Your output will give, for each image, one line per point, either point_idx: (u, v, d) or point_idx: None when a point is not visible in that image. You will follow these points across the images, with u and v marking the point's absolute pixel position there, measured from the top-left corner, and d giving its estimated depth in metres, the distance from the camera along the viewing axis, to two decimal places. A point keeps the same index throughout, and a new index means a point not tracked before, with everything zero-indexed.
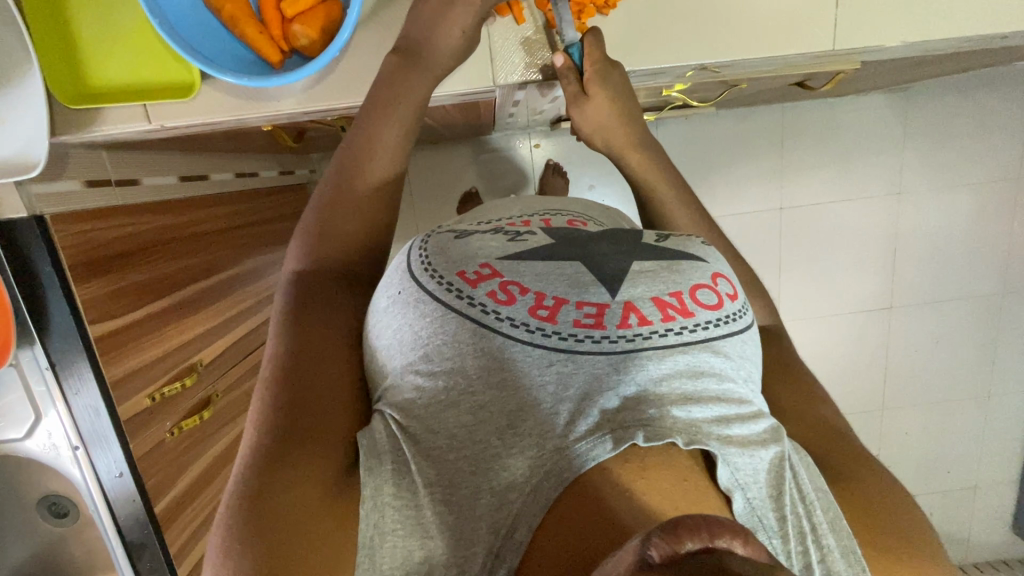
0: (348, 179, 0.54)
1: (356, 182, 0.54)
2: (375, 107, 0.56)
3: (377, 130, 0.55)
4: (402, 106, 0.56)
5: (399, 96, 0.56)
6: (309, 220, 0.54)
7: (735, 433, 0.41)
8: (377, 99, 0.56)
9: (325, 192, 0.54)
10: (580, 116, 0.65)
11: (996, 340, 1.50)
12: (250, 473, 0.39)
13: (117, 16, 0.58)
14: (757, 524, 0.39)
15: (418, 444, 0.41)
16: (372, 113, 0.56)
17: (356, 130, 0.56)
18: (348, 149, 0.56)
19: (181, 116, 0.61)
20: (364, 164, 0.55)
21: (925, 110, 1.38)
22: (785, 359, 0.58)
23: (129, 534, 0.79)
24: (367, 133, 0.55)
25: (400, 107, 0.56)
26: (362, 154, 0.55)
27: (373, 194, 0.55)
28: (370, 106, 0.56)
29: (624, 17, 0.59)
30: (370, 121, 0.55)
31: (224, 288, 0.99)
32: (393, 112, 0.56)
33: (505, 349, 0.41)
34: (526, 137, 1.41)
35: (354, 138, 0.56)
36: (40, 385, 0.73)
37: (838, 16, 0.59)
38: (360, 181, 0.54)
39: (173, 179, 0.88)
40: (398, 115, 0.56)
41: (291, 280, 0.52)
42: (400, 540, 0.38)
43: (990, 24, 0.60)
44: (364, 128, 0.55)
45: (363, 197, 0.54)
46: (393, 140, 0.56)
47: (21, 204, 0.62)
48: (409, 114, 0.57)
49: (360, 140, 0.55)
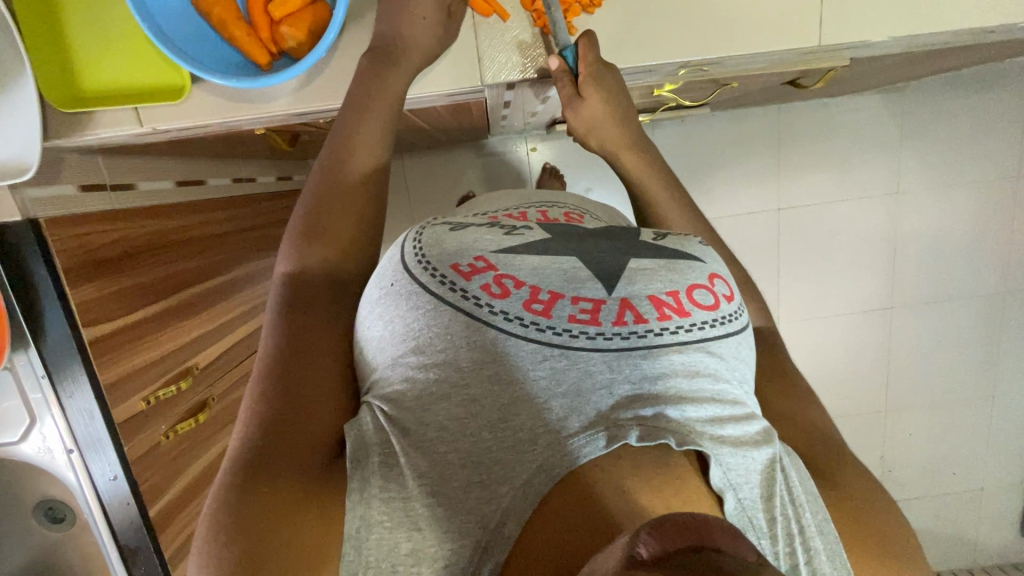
0: (333, 184, 0.55)
1: (343, 187, 0.55)
2: (346, 113, 0.57)
3: (354, 141, 0.57)
4: (376, 114, 0.58)
5: (380, 111, 0.58)
6: (295, 221, 0.55)
7: (727, 433, 0.41)
8: (350, 108, 0.57)
9: (309, 197, 0.56)
10: (576, 117, 0.65)
11: (999, 342, 1.49)
12: (238, 465, 0.39)
13: (110, 21, 0.59)
14: (747, 524, 0.39)
15: (408, 436, 0.40)
16: (359, 112, 0.57)
17: (330, 140, 0.58)
18: (324, 161, 0.57)
19: (170, 118, 0.61)
20: (346, 174, 0.56)
21: (922, 109, 1.38)
22: (777, 357, 0.58)
23: (123, 536, 0.79)
24: (350, 146, 0.57)
25: (377, 115, 0.58)
26: (344, 169, 0.56)
27: (358, 198, 0.56)
28: (348, 116, 0.57)
29: (611, 17, 0.60)
30: (346, 129, 0.57)
31: (220, 293, 0.99)
32: (368, 121, 0.57)
33: (499, 342, 0.41)
34: (523, 142, 1.42)
35: (332, 149, 0.57)
36: (37, 393, 0.73)
37: (823, 14, 0.60)
38: (346, 187, 0.56)
39: (169, 184, 0.89)
40: (377, 123, 0.58)
41: (283, 280, 0.52)
42: (388, 532, 0.37)
43: (977, 18, 0.60)
44: (339, 139, 0.57)
45: (347, 200, 0.55)
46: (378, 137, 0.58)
47: (16, 207, 0.62)
48: (385, 121, 0.59)
49: (337, 150, 0.57)
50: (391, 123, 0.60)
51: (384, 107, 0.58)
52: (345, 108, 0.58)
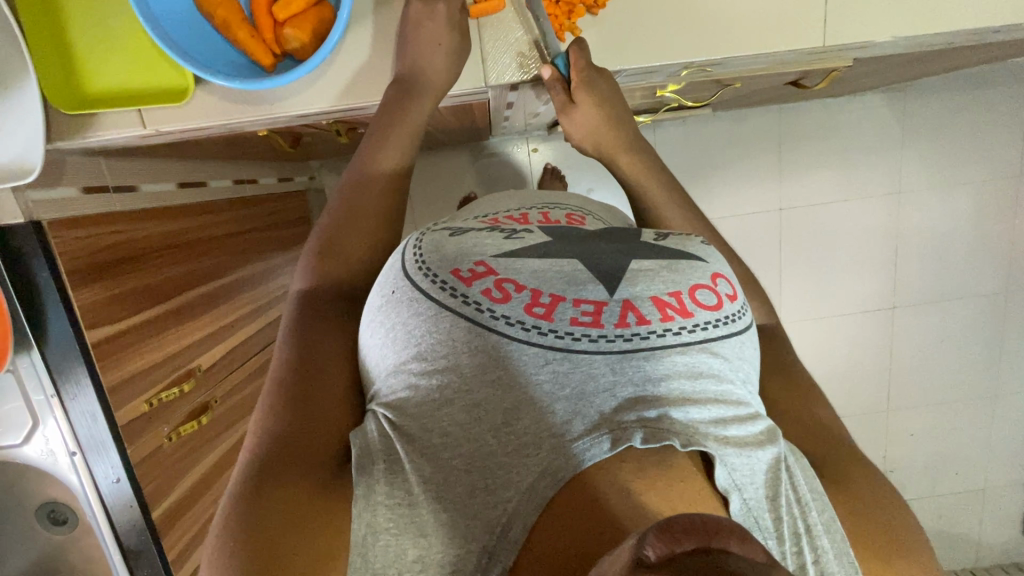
0: (352, 201, 0.56)
1: (362, 204, 0.56)
2: (376, 134, 0.59)
3: (376, 161, 0.58)
4: (398, 136, 0.59)
5: (398, 129, 0.59)
6: (313, 239, 0.56)
7: (731, 434, 0.41)
8: (374, 132, 0.59)
9: (327, 214, 0.56)
10: (571, 123, 0.66)
11: (1002, 341, 1.49)
12: (247, 473, 0.40)
13: (112, 22, 0.59)
14: (753, 525, 0.39)
15: (412, 442, 0.40)
16: (379, 129, 0.58)
17: (354, 162, 0.59)
18: (348, 180, 0.58)
19: (173, 120, 0.61)
20: (364, 190, 0.57)
21: (923, 109, 1.38)
22: (782, 357, 0.58)
23: (126, 539, 0.79)
24: (365, 163, 0.58)
25: (399, 136, 0.59)
26: (361, 184, 0.57)
27: (375, 215, 0.56)
28: (373, 139, 0.59)
29: (614, 19, 0.59)
30: (370, 152, 0.59)
31: (222, 294, 0.99)
32: (392, 141, 0.59)
33: (501, 347, 0.41)
34: (524, 142, 1.42)
35: (353, 168, 0.59)
36: (39, 394, 0.73)
37: (828, 14, 0.59)
38: (364, 203, 0.56)
39: (171, 186, 0.89)
40: (400, 144, 0.59)
41: (298, 293, 0.53)
42: (394, 538, 0.37)
43: (981, 18, 0.59)
44: (362, 158, 0.59)
45: (364, 217, 0.56)
46: (394, 152, 0.59)
47: (19, 209, 0.62)
48: (407, 143, 0.60)
49: (358, 171, 0.58)
50: (414, 142, 0.61)
51: (406, 129, 0.59)
52: (369, 130, 0.59)
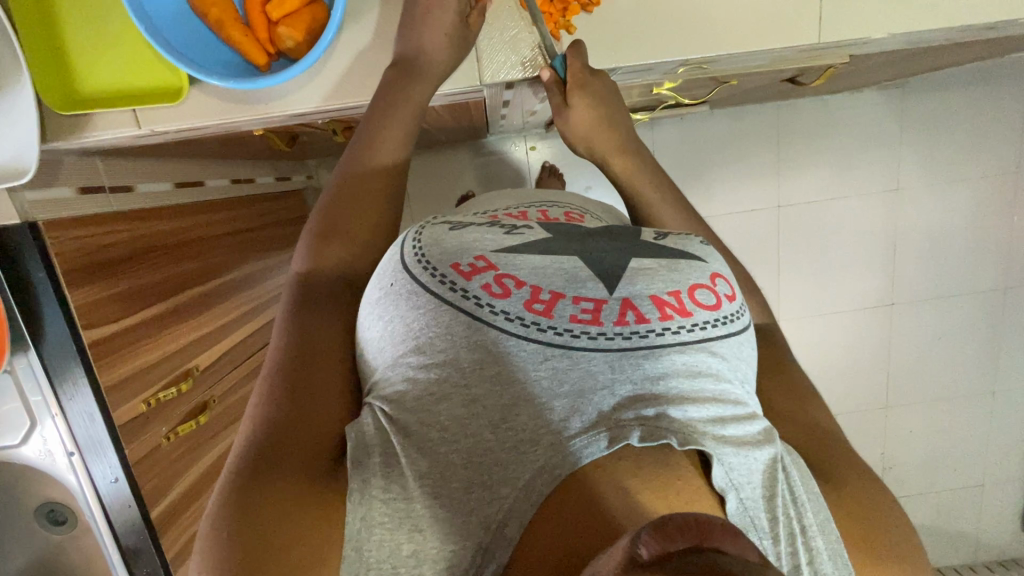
0: (351, 190, 0.56)
1: (361, 192, 0.56)
2: (376, 121, 0.58)
3: (377, 147, 0.57)
4: (398, 124, 0.58)
5: (396, 115, 0.58)
6: (313, 223, 0.55)
7: (729, 434, 0.41)
8: (373, 120, 0.58)
9: (325, 204, 0.56)
10: (565, 125, 0.66)
11: (1000, 337, 1.49)
12: (243, 464, 0.40)
13: (107, 22, 0.59)
14: (748, 524, 0.39)
15: (409, 436, 0.40)
16: (377, 113, 0.58)
17: (353, 147, 0.58)
18: (346, 161, 0.58)
19: (169, 120, 0.61)
20: (362, 179, 0.57)
21: (922, 105, 1.37)
22: (779, 356, 0.58)
23: (125, 539, 0.79)
24: (367, 146, 0.57)
25: (400, 124, 0.58)
26: (360, 169, 0.57)
27: (372, 205, 0.56)
28: (372, 120, 0.58)
29: (609, 17, 0.59)
30: (369, 139, 0.58)
31: (220, 294, 0.99)
32: (391, 131, 0.58)
33: (499, 342, 0.41)
34: (522, 141, 1.42)
35: (354, 150, 0.58)
36: (37, 395, 0.73)
37: (823, 12, 0.59)
38: (363, 190, 0.56)
39: (168, 185, 0.90)
40: (399, 135, 0.58)
41: (296, 280, 0.53)
42: (388, 533, 0.37)
43: (977, 15, 0.59)
44: (361, 140, 0.58)
45: (363, 208, 0.56)
46: (396, 136, 0.58)
47: (14, 210, 0.62)
48: (407, 131, 0.59)
49: (356, 156, 0.57)
50: (412, 132, 0.60)
51: (405, 115, 0.58)
52: (367, 114, 0.58)
